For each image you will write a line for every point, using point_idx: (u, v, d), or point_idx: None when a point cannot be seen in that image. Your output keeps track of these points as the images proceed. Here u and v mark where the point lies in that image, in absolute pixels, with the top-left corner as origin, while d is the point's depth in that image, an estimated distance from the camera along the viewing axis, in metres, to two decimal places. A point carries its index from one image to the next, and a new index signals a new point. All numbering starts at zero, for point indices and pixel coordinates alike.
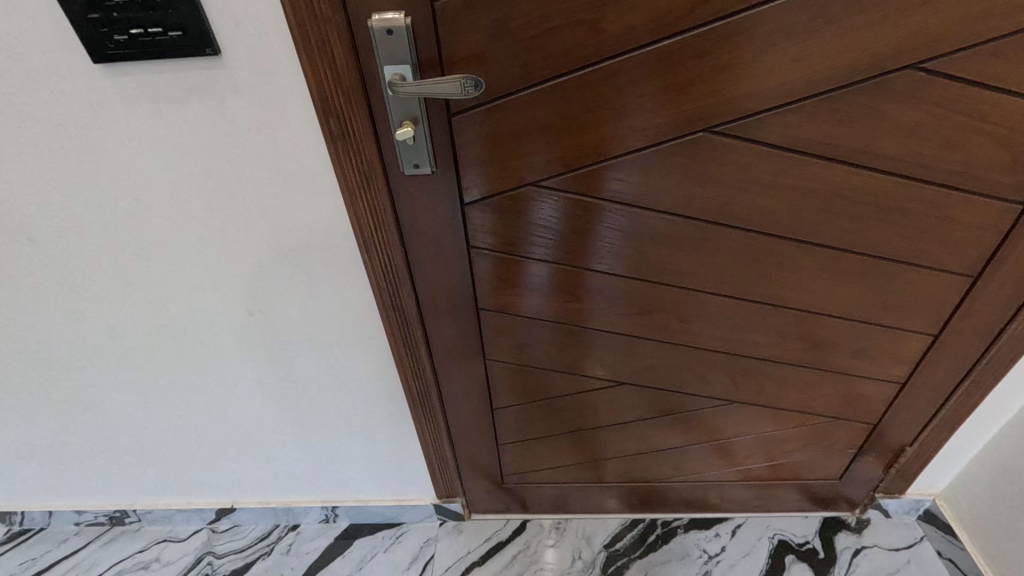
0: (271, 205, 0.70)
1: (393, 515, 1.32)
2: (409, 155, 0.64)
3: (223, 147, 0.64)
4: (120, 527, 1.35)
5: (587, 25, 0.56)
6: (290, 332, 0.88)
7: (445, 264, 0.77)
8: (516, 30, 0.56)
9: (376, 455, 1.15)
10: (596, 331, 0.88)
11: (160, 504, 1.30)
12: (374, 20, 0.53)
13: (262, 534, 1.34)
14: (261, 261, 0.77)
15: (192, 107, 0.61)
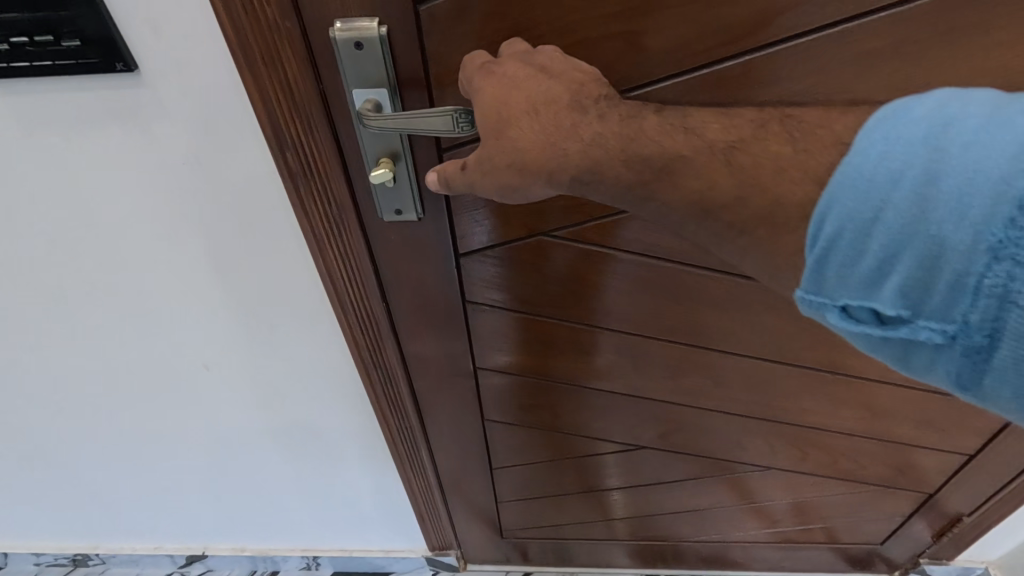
0: (223, 248, 0.58)
1: (381, 565, 1.20)
2: (389, 199, 0.50)
3: (158, 183, 0.52)
4: (82, 570, 1.23)
5: (623, 39, 0.42)
6: (259, 382, 0.76)
7: (436, 321, 0.65)
8: (529, 46, 0.42)
9: (362, 504, 1.04)
10: (614, 394, 0.75)
11: (125, 547, 1.17)
12: (337, 28, 0.40)
13: None
14: (218, 310, 0.65)
15: (112, 133, 0.48)
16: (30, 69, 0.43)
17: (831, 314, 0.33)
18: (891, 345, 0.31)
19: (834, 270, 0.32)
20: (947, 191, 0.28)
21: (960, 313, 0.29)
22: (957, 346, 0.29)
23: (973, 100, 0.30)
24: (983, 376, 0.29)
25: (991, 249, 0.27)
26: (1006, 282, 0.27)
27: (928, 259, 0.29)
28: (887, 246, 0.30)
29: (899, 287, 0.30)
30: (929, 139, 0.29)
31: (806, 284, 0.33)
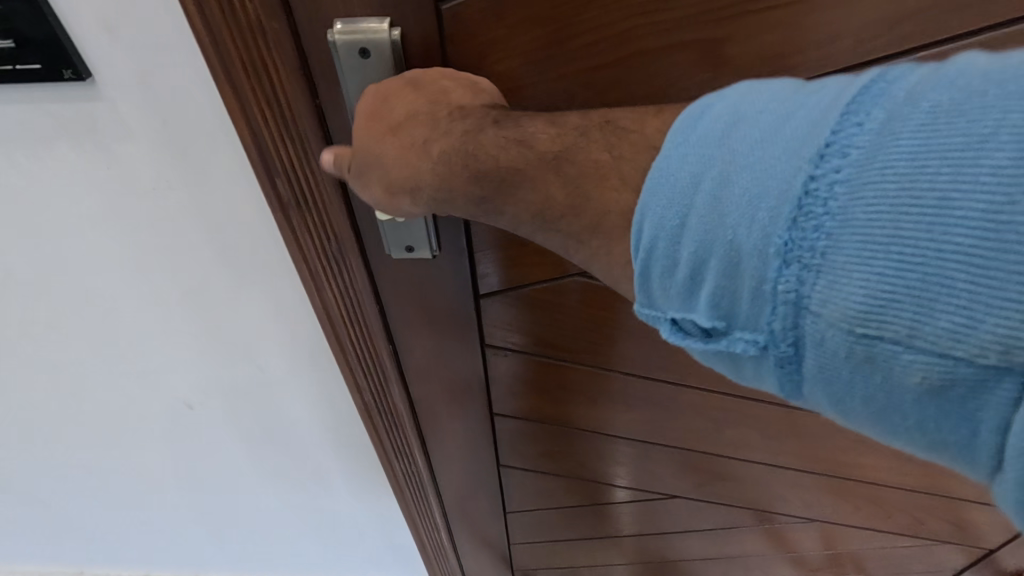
0: (203, 282, 0.50)
1: None
2: (398, 235, 0.42)
3: (123, 209, 0.44)
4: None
5: (697, 50, 0.34)
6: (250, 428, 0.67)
7: (450, 367, 0.56)
8: (580, 57, 0.34)
9: (365, 556, 0.93)
10: (649, 444, 0.66)
11: None
12: (337, 31, 0.31)
13: None
14: (201, 350, 0.56)
15: (64, 155, 0.41)
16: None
17: (663, 328, 0.26)
18: (716, 359, 0.25)
19: (656, 281, 0.25)
20: (737, 191, 0.22)
21: (766, 323, 0.23)
22: (770, 358, 0.23)
23: (770, 90, 0.24)
24: (802, 389, 0.23)
25: (780, 252, 0.21)
26: (800, 290, 0.21)
27: (729, 266, 0.23)
28: (692, 254, 0.24)
29: (710, 297, 0.24)
30: (722, 135, 0.23)
31: (638, 295, 0.27)
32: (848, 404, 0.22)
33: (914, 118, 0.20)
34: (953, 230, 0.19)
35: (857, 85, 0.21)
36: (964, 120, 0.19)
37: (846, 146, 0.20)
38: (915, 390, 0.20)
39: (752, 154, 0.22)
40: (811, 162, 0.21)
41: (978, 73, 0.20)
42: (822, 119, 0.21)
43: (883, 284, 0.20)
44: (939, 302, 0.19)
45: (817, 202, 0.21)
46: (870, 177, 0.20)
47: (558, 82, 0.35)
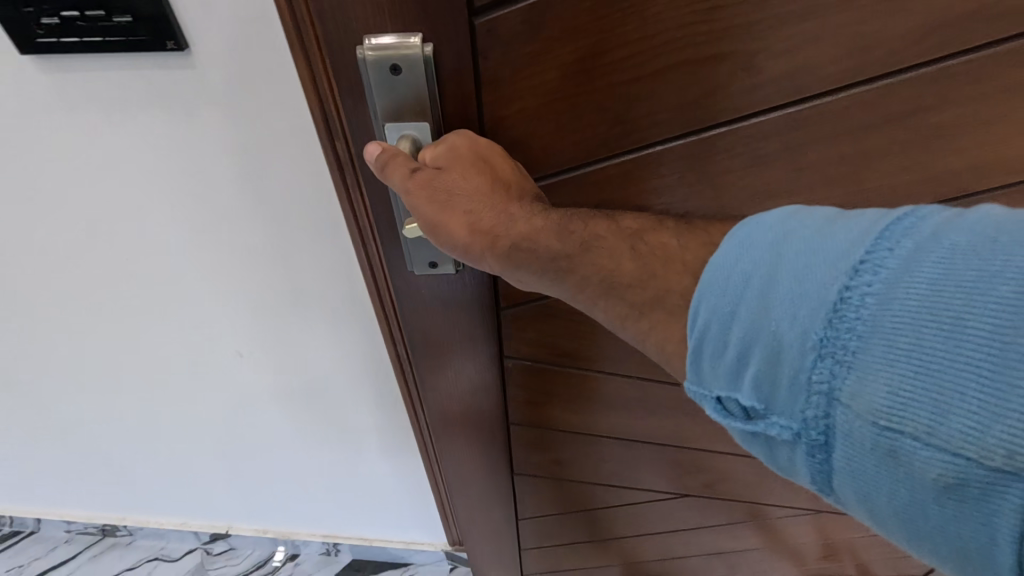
0: (269, 245, 0.53)
1: (401, 554, 1.21)
2: (422, 251, 0.41)
3: (204, 171, 0.47)
4: (112, 539, 1.22)
5: (741, 60, 0.33)
6: (294, 388, 0.71)
7: (465, 373, 0.55)
8: (616, 69, 0.33)
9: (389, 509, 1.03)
10: (664, 446, 0.67)
11: (152, 521, 1.17)
12: (369, 48, 0.30)
13: (260, 559, 1.23)
14: (262, 311, 0.60)
15: (155, 117, 0.43)
16: (76, 44, 0.38)
17: (708, 405, 0.28)
18: (754, 441, 0.27)
19: (703, 363, 0.28)
20: (781, 292, 0.25)
21: (800, 411, 0.25)
22: (802, 444, 0.25)
23: (819, 210, 0.27)
24: (833, 481, 0.25)
25: (816, 346, 0.24)
26: (832, 382, 0.23)
27: (771, 353, 0.25)
28: (737, 343, 0.26)
29: (750, 382, 0.26)
30: (769, 243, 0.26)
31: (688, 374, 0.29)
32: (873, 497, 0.24)
33: (941, 248, 0.22)
34: (969, 347, 0.21)
35: (892, 214, 0.24)
36: (987, 252, 0.21)
37: (878, 264, 0.23)
38: (935, 488, 0.21)
39: (794, 262, 0.25)
40: (848, 271, 0.24)
41: (1001, 216, 0.22)
42: (859, 239, 0.24)
43: (907, 385, 0.22)
44: (956, 407, 0.21)
45: (850, 308, 0.23)
46: (899, 293, 0.22)
47: (592, 93, 0.34)
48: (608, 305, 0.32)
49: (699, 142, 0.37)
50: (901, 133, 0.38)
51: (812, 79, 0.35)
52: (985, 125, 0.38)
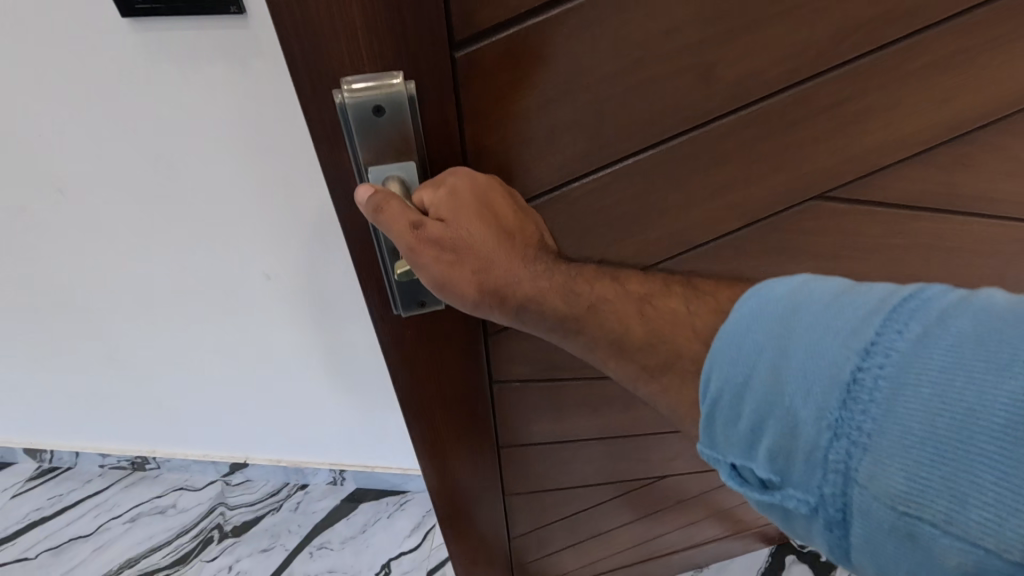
0: (287, 161, 0.78)
1: (398, 483, 1.35)
2: (409, 292, 0.42)
3: (245, 101, 0.72)
4: (140, 472, 1.36)
5: (696, 72, 0.37)
6: (304, 295, 0.96)
7: (460, 407, 0.56)
8: (588, 90, 0.36)
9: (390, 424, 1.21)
10: (647, 436, 0.75)
11: (178, 453, 1.31)
12: (349, 91, 0.31)
13: (272, 489, 1.35)
14: (281, 224, 0.86)
15: (213, 65, 0.68)
16: (162, 8, 0.63)
17: (726, 471, 0.33)
18: (774, 508, 0.31)
19: (720, 432, 0.32)
20: (794, 368, 0.29)
21: (817, 486, 0.28)
22: (820, 518, 0.29)
23: (827, 280, 0.31)
24: (851, 549, 0.29)
25: (832, 427, 0.27)
26: (848, 463, 0.27)
27: (786, 428, 0.29)
28: (751, 413, 0.30)
29: (767, 452, 0.30)
30: (780, 315, 0.30)
31: (703, 438, 0.33)
32: (891, 568, 0.27)
33: (949, 335, 0.26)
34: (979, 439, 0.24)
35: (901, 294, 0.28)
36: (989, 346, 0.25)
37: (888, 347, 0.26)
38: (950, 568, 0.25)
39: (804, 337, 0.29)
40: (860, 353, 0.27)
41: (1003, 306, 0.26)
42: (867, 320, 0.28)
43: (922, 472, 0.25)
44: (971, 497, 0.24)
45: (865, 391, 0.27)
46: (911, 380, 0.26)
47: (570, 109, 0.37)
48: (618, 363, 0.37)
49: (667, 151, 0.41)
50: (832, 120, 0.45)
51: (760, 84, 0.40)
52: (894, 108, 0.45)
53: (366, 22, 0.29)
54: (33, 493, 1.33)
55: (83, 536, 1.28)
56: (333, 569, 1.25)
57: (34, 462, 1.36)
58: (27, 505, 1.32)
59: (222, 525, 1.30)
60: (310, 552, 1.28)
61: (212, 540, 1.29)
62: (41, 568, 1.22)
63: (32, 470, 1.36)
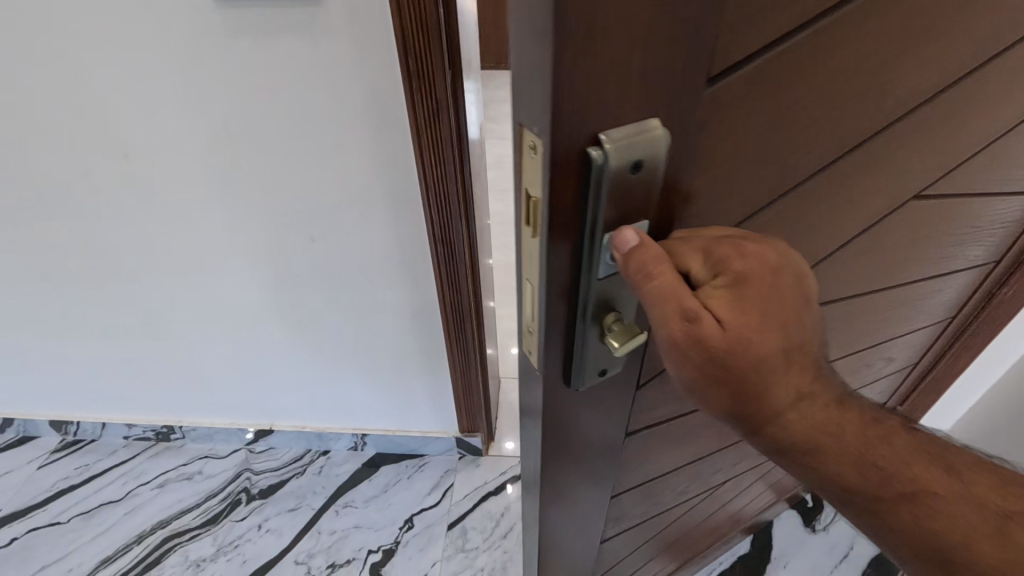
0: (346, 135, 0.90)
1: (417, 446, 1.44)
2: (599, 361, 0.45)
3: (313, 77, 0.83)
4: (165, 443, 1.44)
5: (846, 104, 0.44)
6: (341, 261, 1.08)
7: (604, 463, 0.62)
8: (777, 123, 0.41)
9: (406, 385, 1.33)
10: (709, 453, 0.89)
11: (203, 423, 1.39)
12: (615, 143, 0.32)
13: (296, 455, 1.44)
14: (331, 194, 0.97)
15: (289, 45, 0.80)
16: None
17: None
18: None
19: None
20: None
21: None
22: None
23: None
24: None
25: None
26: None
27: None
28: None
29: None
30: None
31: None
32: None
33: None
34: None
35: None
36: None
37: None
38: None
39: None
40: None
41: None
42: None
43: None
44: None
45: None
46: None
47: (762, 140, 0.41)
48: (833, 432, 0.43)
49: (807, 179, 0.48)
50: (916, 137, 0.53)
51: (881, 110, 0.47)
52: (953, 123, 0.55)
53: (635, 75, 0.31)
54: (60, 464, 1.40)
55: (113, 502, 1.34)
56: (360, 525, 1.34)
57: (58, 435, 1.44)
58: (55, 474, 1.39)
59: (249, 488, 1.36)
60: (337, 510, 1.36)
61: (240, 502, 1.35)
62: (73, 531, 1.28)
63: (57, 444, 1.44)
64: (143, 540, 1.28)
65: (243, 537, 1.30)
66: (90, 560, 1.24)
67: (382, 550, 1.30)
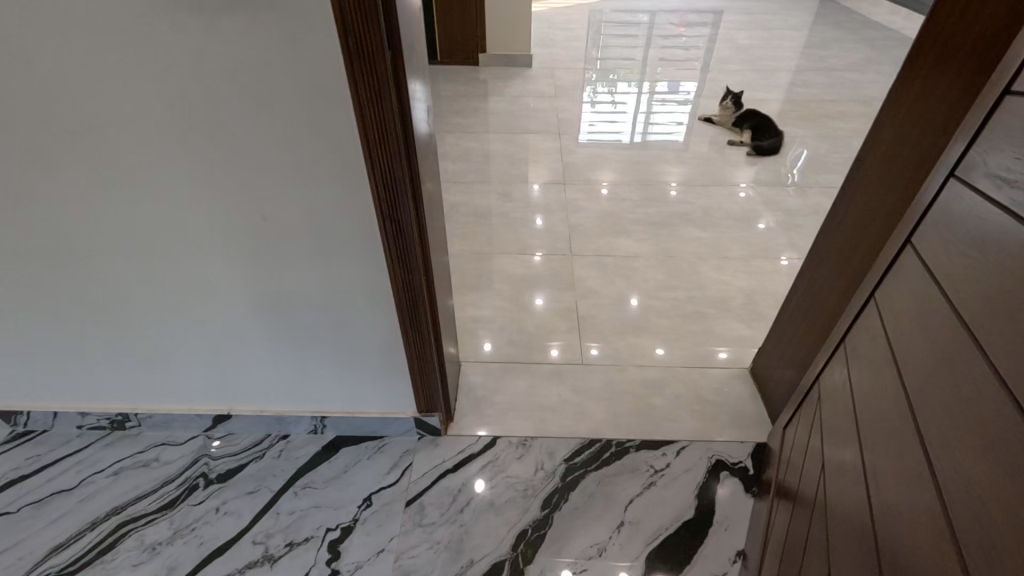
0: (281, 114, 0.89)
1: (376, 428, 1.48)
2: None
3: (248, 51, 0.82)
4: (121, 432, 1.48)
5: None
6: (293, 257, 1.10)
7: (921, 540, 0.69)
8: None
9: (362, 373, 1.35)
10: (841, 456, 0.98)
11: (160, 409, 1.44)
12: None
13: (255, 441, 1.48)
14: (275, 173, 0.97)
15: (224, 18, 0.79)
16: None
17: None
18: None
19: None
20: None
21: None
22: None
23: None
24: None
25: None
26: None
27: None
28: None
29: None
30: None
31: None
32: None
33: None
34: None
35: None
36: None
37: None
38: None
39: None
40: None
41: None
42: None
43: None
44: None
45: None
46: None
47: None
48: None
49: None
50: None
51: None
52: None
53: None
54: (11, 453, 1.44)
55: (67, 489, 1.36)
56: (319, 504, 1.35)
57: (9, 427, 1.47)
58: (6, 463, 1.42)
59: (207, 472, 1.40)
60: (295, 492, 1.37)
61: (198, 487, 1.38)
62: (24, 520, 1.30)
63: (6, 435, 1.47)
64: (98, 526, 1.29)
65: (199, 520, 1.31)
66: (41, 547, 1.25)
67: (340, 528, 1.30)
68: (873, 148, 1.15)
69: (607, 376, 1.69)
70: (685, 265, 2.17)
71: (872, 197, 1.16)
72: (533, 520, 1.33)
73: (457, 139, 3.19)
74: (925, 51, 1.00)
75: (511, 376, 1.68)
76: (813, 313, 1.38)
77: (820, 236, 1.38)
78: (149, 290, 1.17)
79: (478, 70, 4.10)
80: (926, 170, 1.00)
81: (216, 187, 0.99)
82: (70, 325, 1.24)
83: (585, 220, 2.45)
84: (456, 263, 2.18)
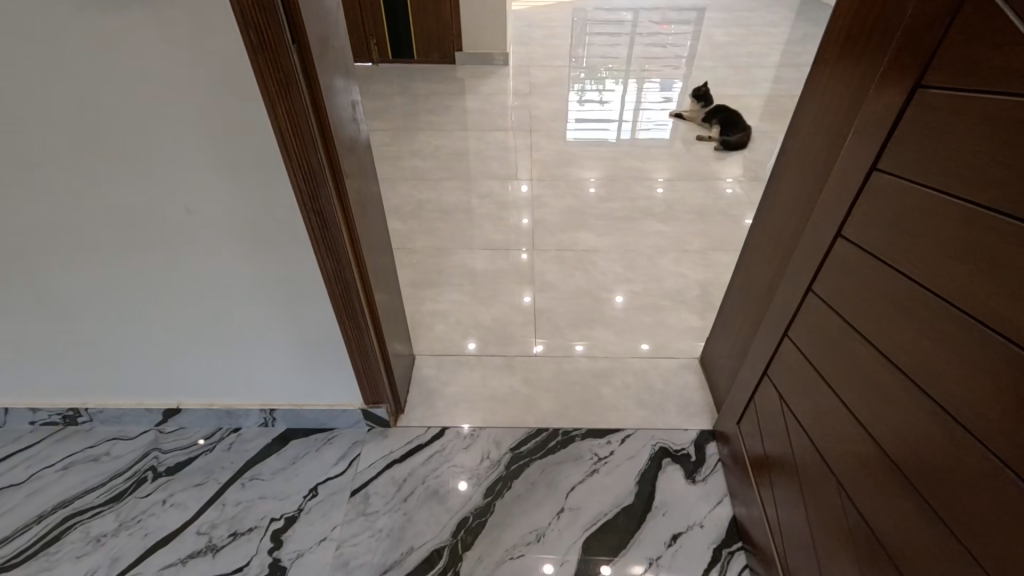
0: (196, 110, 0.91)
1: (325, 421, 1.50)
2: None
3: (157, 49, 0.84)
4: (73, 427, 1.50)
5: None
6: (223, 253, 1.12)
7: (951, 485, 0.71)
8: None
9: (306, 366, 1.37)
10: (822, 425, 1.01)
11: (109, 404, 1.46)
12: None
13: (205, 435, 1.50)
14: (198, 168, 0.99)
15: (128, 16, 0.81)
16: None
17: None
18: None
19: None
20: None
21: None
22: None
23: None
24: None
25: None
26: None
27: None
28: None
29: None
30: None
31: None
32: None
33: None
34: None
35: None
36: None
37: None
38: None
39: None
40: None
41: None
42: None
43: None
44: None
45: None
46: None
47: None
48: None
49: None
50: None
51: None
52: None
53: None
54: None
55: (16, 484, 1.38)
56: (265, 495, 1.37)
57: None
58: None
59: (156, 466, 1.42)
60: (242, 483, 1.39)
61: (146, 480, 1.39)
62: None
63: None
64: (44, 519, 1.31)
65: (146, 512, 1.33)
66: None
67: (284, 518, 1.32)
68: (796, 137, 1.18)
69: (558, 368, 1.71)
70: (644, 258, 2.19)
71: (795, 187, 1.18)
72: (475, 508, 1.35)
73: (429, 137, 3.21)
74: (831, 44, 1.03)
75: (463, 369, 1.70)
76: (750, 300, 1.41)
77: (756, 228, 1.40)
78: (85, 286, 1.18)
79: (454, 68, 4.12)
80: (834, 156, 1.02)
81: (142, 183, 1.01)
82: (11, 323, 1.25)
83: (550, 216, 2.48)
84: (419, 258, 2.21)
